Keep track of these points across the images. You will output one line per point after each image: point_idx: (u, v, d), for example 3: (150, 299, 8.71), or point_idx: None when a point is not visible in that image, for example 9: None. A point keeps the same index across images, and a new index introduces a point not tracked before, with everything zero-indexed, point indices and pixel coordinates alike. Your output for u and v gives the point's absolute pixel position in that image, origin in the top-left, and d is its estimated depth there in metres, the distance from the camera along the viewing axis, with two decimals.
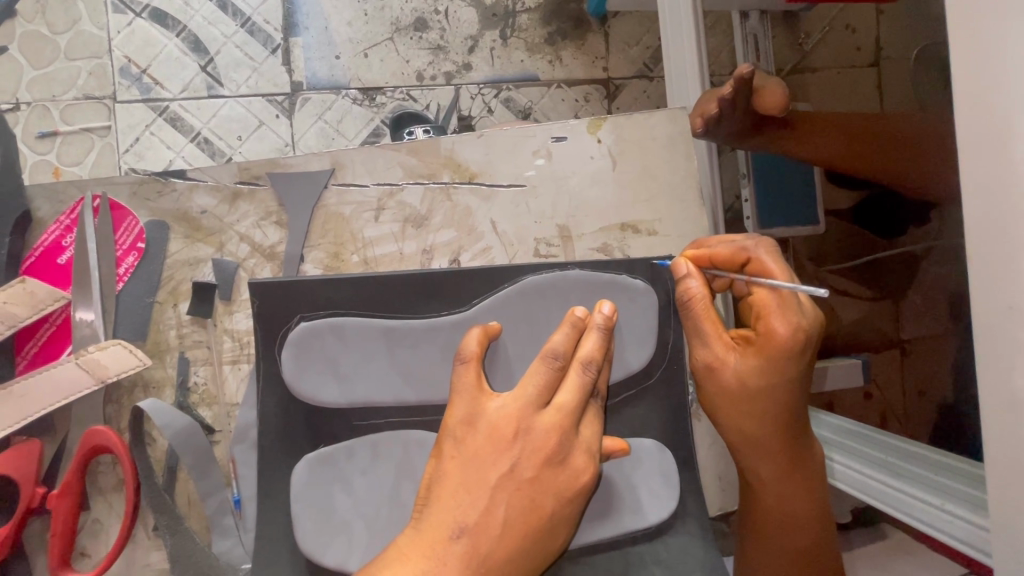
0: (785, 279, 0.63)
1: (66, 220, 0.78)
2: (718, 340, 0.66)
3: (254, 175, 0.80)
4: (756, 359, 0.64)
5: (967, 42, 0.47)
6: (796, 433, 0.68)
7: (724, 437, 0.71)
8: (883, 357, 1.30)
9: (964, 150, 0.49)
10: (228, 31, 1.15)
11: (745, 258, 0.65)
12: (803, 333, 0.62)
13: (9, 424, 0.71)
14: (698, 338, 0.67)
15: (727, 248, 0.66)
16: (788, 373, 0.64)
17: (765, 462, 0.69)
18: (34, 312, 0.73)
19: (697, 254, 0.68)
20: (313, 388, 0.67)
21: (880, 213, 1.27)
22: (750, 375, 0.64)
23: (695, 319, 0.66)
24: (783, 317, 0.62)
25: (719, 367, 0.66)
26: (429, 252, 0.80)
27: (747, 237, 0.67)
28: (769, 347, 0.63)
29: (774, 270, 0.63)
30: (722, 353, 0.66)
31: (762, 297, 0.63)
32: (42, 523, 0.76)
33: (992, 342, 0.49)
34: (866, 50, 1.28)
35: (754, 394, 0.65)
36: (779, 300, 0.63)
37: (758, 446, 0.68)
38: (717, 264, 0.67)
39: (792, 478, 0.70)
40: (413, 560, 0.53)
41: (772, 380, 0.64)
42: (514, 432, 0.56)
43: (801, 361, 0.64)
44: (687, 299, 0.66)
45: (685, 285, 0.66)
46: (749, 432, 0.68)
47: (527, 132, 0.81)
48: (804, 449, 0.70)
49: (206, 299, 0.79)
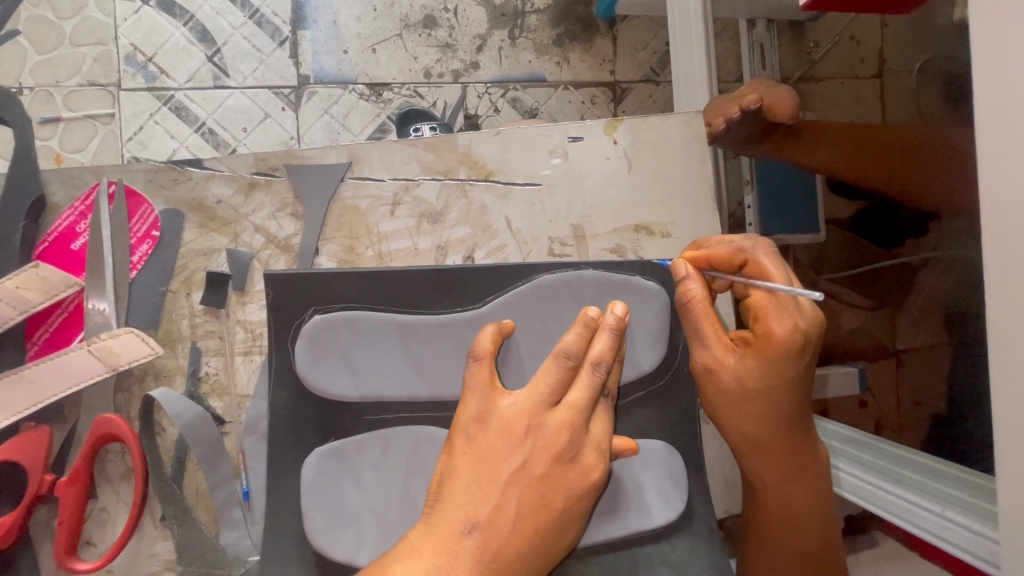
0: (781, 281, 0.63)
1: (80, 206, 0.78)
2: (717, 341, 0.66)
3: (270, 166, 0.79)
4: (755, 360, 0.65)
5: (993, 53, 0.48)
6: (796, 434, 0.69)
7: (726, 439, 0.71)
8: (876, 366, 1.31)
9: (984, 158, 0.50)
10: (236, 22, 1.14)
11: (742, 259, 0.66)
12: (801, 335, 0.63)
13: (19, 411, 0.70)
14: (696, 340, 0.67)
15: (726, 249, 0.67)
16: (787, 374, 0.65)
17: (763, 463, 0.70)
18: (47, 297, 0.72)
19: (697, 255, 0.68)
20: (325, 381, 0.66)
21: (880, 222, 1.28)
22: (749, 377, 0.65)
23: (693, 320, 0.67)
24: (781, 318, 0.63)
25: (718, 369, 0.66)
26: (443, 248, 0.80)
27: (744, 238, 0.67)
28: (767, 348, 0.63)
29: (772, 272, 0.64)
30: (721, 355, 0.66)
31: (758, 299, 0.64)
32: (48, 510, 0.75)
33: (1002, 347, 0.50)
34: (870, 62, 1.28)
35: (755, 395, 0.66)
36: (776, 301, 0.63)
37: (759, 447, 0.69)
38: (716, 265, 0.68)
39: (794, 480, 0.70)
40: (425, 555, 0.53)
41: (771, 382, 0.65)
42: (525, 430, 0.57)
43: (800, 362, 0.64)
44: (687, 301, 0.66)
45: (685, 286, 0.66)
46: (750, 433, 0.68)
47: (543, 131, 0.82)
48: (806, 450, 0.70)
49: (219, 290, 0.79)
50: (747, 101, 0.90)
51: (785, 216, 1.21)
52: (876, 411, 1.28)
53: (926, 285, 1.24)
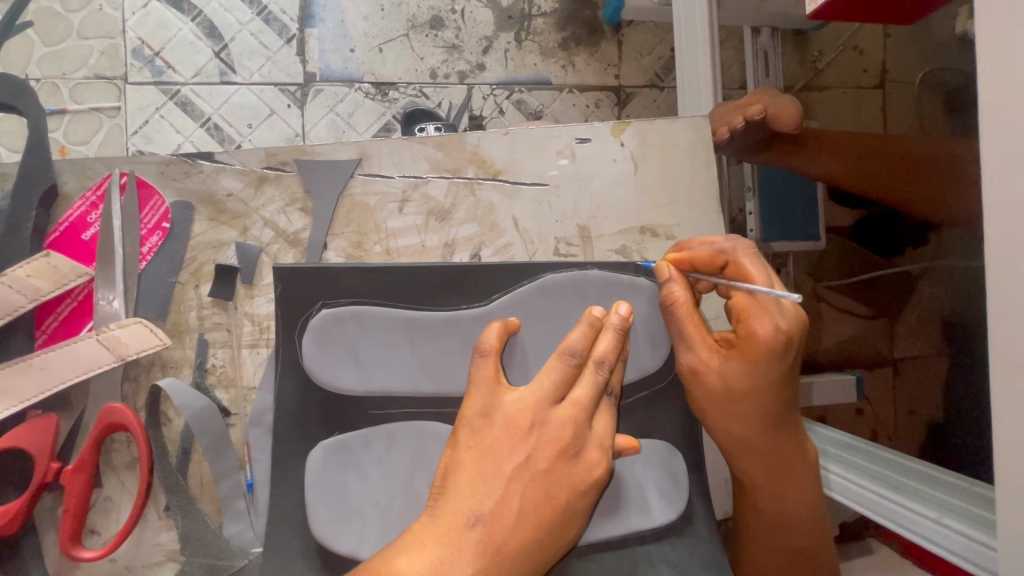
0: (762, 282, 0.64)
1: (92, 197, 0.78)
2: (702, 343, 0.66)
3: (281, 161, 0.80)
4: (739, 362, 0.65)
5: (999, 66, 0.49)
6: (782, 435, 0.69)
7: (715, 439, 0.72)
8: (875, 374, 1.30)
9: (989, 167, 0.51)
10: (244, 18, 1.15)
11: (724, 260, 0.67)
12: (784, 335, 0.63)
13: (28, 398, 0.70)
14: (681, 342, 0.68)
15: (707, 250, 0.68)
16: (772, 375, 0.65)
17: (750, 462, 0.70)
18: (58, 286, 0.72)
19: (679, 258, 0.69)
20: (332, 375, 0.67)
21: (879, 232, 1.30)
22: (734, 378, 0.65)
23: (678, 323, 0.67)
24: (763, 319, 0.63)
25: (703, 370, 0.67)
26: (450, 246, 0.81)
27: (726, 239, 0.68)
28: (751, 349, 0.63)
29: (752, 273, 0.64)
30: (706, 356, 0.66)
31: (741, 301, 0.64)
32: (53, 498, 0.75)
33: (1004, 353, 0.51)
34: (872, 72, 1.29)
35: (740, 397, 0.66)
36: (757, 303, 0.63)
37: (746, 447, 0.69)
38: (698, 267, 0.68)
39: (782, 480, 0.71)
40: (430, 546, 0.54)
41: (756, 383, 0.65)
42: (529, 425, 0.58)
43: (783, 362, 0.64)
44: (671, 304, 0.67)
45: (669, 290, 0.67)
46: (737, 434, 0.68)
47: (552, 132, 0.82)
48: (796, 450, 0.70)
49: (228, 282, 0.79)
50: (751, 113, 0.91)
51: (786, 222, 1.22)
52: (874, 419, 1.28)
53: (925, 295, 1.28)
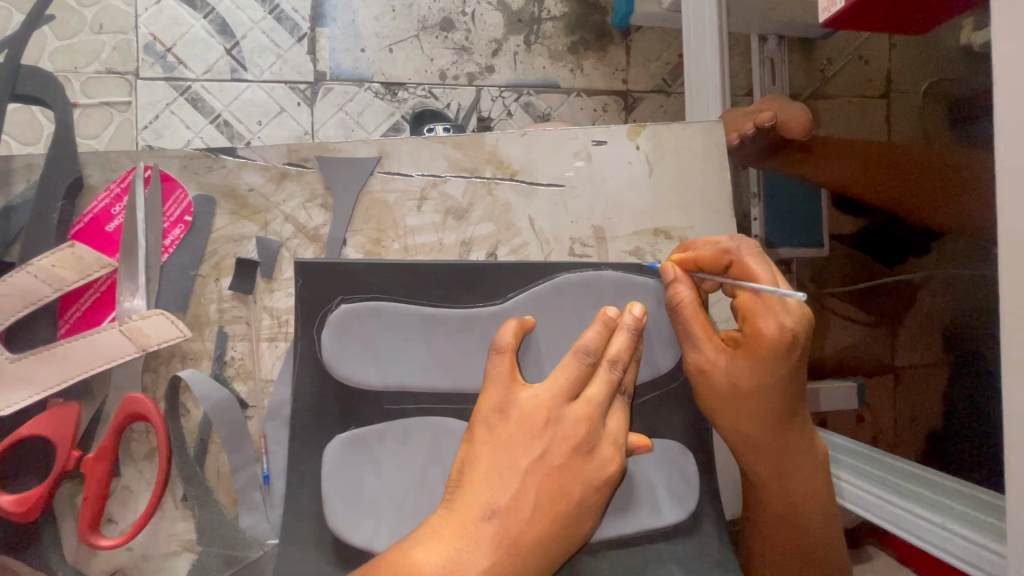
0: (766, 280, 0.65)
1: (116, 189, 0.79)
2: (709, 342, 0.67)
3: (302, 157, 0.81)
4: (746, 361, 0.65)
5: (1013, 77, 0.51)
6: (788, 433, 0.70)
7: (723, 438, 0.73)
8: (875, 382, 1.32)
9: (1002, 175, 0.52)
10: (256, 16, 1.16)
11: (728, 260, 0.68)
12: (789, 333, 0.63)
13: (50, 386, 0.71)
14: (689, 342, 0.69)
15: (711, 250, 0.68)
16: (777, 373, 0.65)
17: (758, 460, 0.71)
18: (82, 277, 0.73)
19: (685, 258, 0.70)
20: (350, 370, 0.68)
21: (880, 239, 1.31)
22: (742, 376, 0.66)
23: (685, 323, 0.68)
24: (769, 318, 0.64)
25: (711, 369, 0.68)
26: (467, 244, 0.82)
27: (730, 238, 0.69)
28: (757, 348, 0.64)
29: (757, 272, 0.65)
30: (713, 356, 0.67)
31: (746, 300, 0.65)
32: (72, 487, 0.76)
33: (1014, 356, 0.52)
34: (876, 82, 1.30)
35: (747, 395, 0.67)
36: (763, 302, 0.64)
37: (754, 445, 0.70)
38: (703, 267, 0.69)
39: (789, 478, 0.72)
40: (447, 538, 0.55)
41: (762, 381, 0.66)
42: (544, 421, 0.58)
43: (789, 360, 0.65)
44: (677, 304, 0.68)
45: (675, 290, 0.68)
46: (744, 432, 0.69)
47: (569, 134, 0.84)
48: (801, 448, 0.71)
49: (248, 275, 0.80)
50: (762, 119, 0.93)
51: (792, 229, 1.25)
52: (874, 427, 1.28)
53: (925, 303, 1.28)
